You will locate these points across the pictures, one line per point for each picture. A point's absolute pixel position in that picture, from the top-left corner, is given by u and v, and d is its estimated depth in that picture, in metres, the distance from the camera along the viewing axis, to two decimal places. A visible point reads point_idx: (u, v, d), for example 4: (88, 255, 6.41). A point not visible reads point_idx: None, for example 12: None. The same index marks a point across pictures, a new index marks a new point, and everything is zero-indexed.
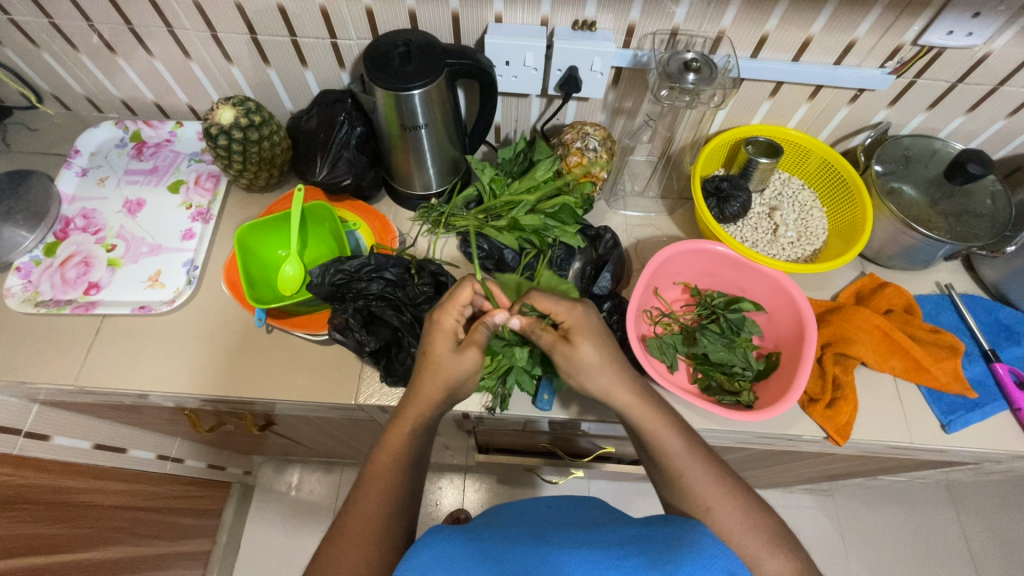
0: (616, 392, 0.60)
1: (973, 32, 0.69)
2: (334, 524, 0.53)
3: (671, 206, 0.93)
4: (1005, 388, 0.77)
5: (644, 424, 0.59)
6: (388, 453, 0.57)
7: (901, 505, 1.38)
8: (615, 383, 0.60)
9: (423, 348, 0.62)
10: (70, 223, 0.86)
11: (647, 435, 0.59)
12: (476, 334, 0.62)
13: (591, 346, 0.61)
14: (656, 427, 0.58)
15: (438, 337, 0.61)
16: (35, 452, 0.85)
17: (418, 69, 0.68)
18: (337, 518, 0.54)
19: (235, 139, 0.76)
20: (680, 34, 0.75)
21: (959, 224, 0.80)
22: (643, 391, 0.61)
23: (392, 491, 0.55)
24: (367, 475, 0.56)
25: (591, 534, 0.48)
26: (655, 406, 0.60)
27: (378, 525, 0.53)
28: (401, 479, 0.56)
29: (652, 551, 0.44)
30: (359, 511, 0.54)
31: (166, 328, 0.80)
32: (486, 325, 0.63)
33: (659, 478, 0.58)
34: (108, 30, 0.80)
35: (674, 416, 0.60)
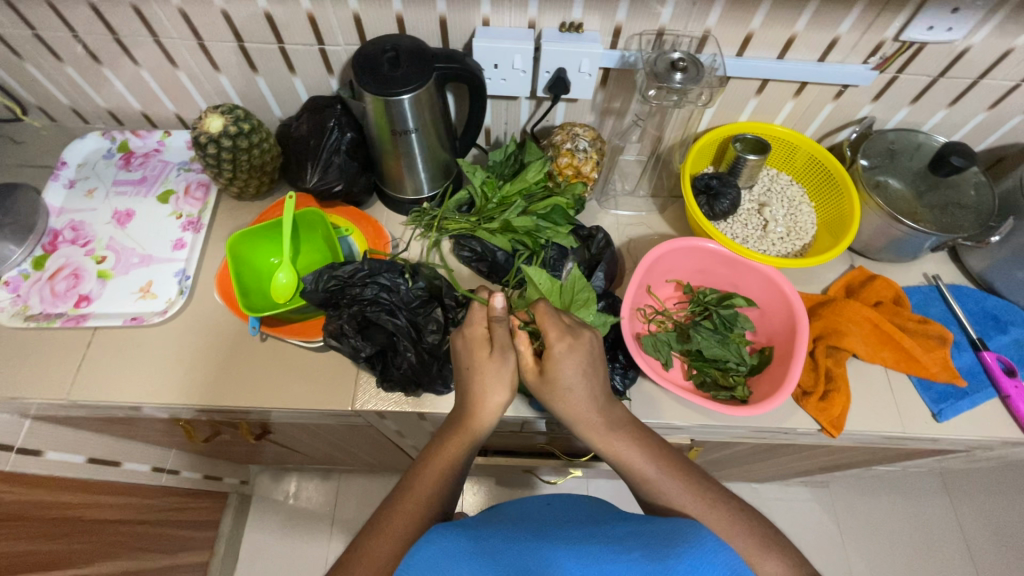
0: (582, 422, 0.59)
1: (953, 27, 0.71)
2: (356, 541, 0.51)
3: (662, 205, 0.94)
4: (994, 376, 0.78)
5: (609, 449, 0.59)
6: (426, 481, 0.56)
7: (896, 495, 1.40)
8: (577, 409, 0.58)
9: (464, 358, 0.61)
10: (58, 235, 0.85)
11: (616, 459, 0.59)
12: (496, 331, 0.59)
13: (570, 367, 0.58)
14: (623, 452, 0.58)
15: (474, 345, 0.60)
16: (27, 467, 0.84)
17: (407, 74, 0.68)
18: (362, 531, 0.52)
19: (225, 147, 0.76)
20: (667, 34, 0.76)
21: (943, 216, 0.81)
22: (615, 413, 0.60)
23: (425, 511, 0.53)
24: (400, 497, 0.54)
25: (590, 530, 0.49)
26: (625, 426, 0.60)
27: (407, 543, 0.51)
28: (435, 502, 0.54)
29: (651, 545, 0.45)
30: (387, 530, 0.51)
31: (160, 339, 0.79)
32: (495, 316, 0.59)
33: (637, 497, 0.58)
34: (93, 41, 0.80)
35: (647, 438, 0.60)
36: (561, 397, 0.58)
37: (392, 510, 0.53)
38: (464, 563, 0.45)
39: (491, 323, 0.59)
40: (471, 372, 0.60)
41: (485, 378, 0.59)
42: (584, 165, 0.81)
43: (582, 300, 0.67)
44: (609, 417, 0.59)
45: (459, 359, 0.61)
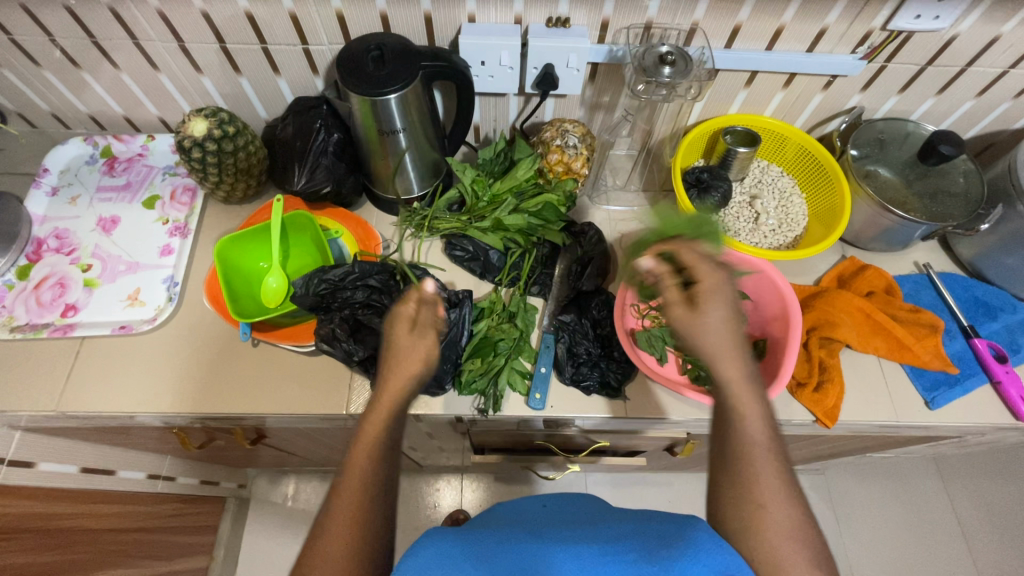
0: (721, 362, 0.53)
1: (940, 15, 0.70)
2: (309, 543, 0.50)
3: (654, 199, 0.93)
4: (985, 362, 0.79)
5: (737, 400, 0.53)
6: (365, 458, 0.54)
7: (890, 480, 1.41)
8: (728, 348, 0.53)
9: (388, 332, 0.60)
10: (42, 244, 0.84)
11: (732, 412, 0.53)
12: (424, 313, 0.60)
13: (718, 308, 0.54)
14: (748, 408, 0.53)
15: (397, 322, 0.59)
16: (19, 480, 0.83)
17: (392, 73, 0.67)
18: (316, 522, 0.51)
19: (209, 151, 0.75)
20: (654, 27, 0.75)
21: (935, 205, 0.82)
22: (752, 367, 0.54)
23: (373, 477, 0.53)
24: (341, 483, 0.53)
25: (587, 530, 0.49)
26: (757, 387, 0.54)
27: (360, 537, 0.50)
28: (379, 486, 0.53)
29: (644, 544, 0.45)
30: (335, 521, 0.51)
31: (150, 347, 0.78)
32: (426, 302, 0.60)
33: (719, 458, 0.53)
34: (70, 44, 0.78)
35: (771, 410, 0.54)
36: (710, 334, 0.53)
37: (338, 499, 0.52)
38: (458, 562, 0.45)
39: (416, 307, 0.60)
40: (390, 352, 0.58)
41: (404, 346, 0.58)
42: (575, 161, 0.80)
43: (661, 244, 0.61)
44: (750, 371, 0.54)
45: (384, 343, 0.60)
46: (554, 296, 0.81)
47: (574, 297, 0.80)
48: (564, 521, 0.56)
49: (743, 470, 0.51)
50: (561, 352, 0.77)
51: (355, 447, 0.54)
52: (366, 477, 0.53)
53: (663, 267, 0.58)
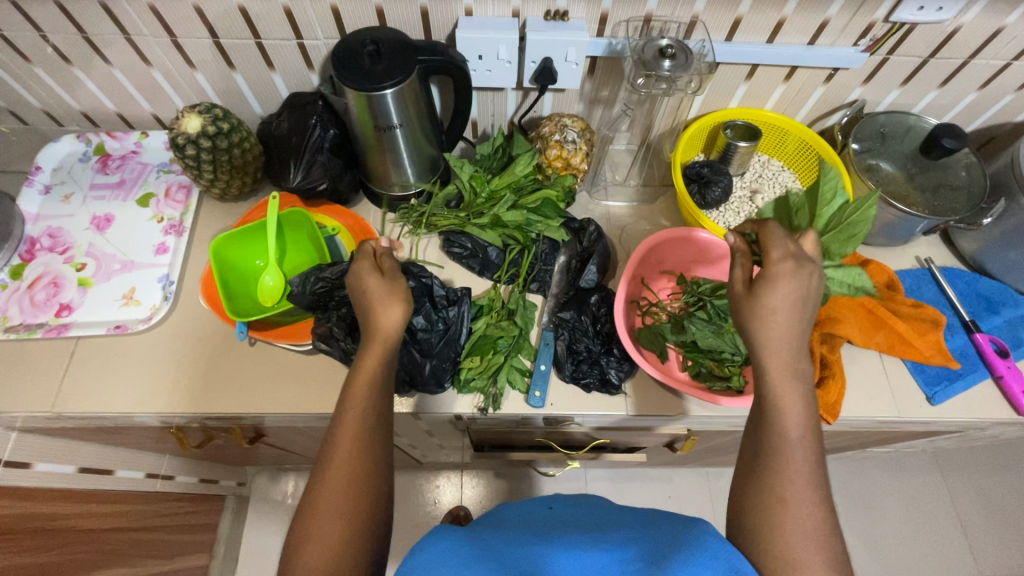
0: (769, 354, 0.52)
1: (942, 7, 0.70)
2: (311, 482, 0.53)
3: (654, 194, 0.92)
4: (987, 357, 0.79)
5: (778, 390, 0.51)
6: (359, 395, 0.56)
7: (890, 474, 1.42)
8: (778, 339, 0.52)
9: (360, 286, 0.61)
10: (35, 243, 0.83)
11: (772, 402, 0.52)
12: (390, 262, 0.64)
13: (780, 297, 0.52)
14: (789, 400, 0.51)
15: (365, 275, 0.61)
16: (16, 481, 0.82)
17: (388, 68, 0.66)
18: (316, 462, 0.54)
19: (204, 148, 0.74)
20: (654, 20, 0.74)
21: (936, 199, 0.81)
22: (802, 360, 0.53)
23: (367, 428, 0.55)
24: (338, 423, 0.56)
25: (594, 533, 0.49)
26: (802, 379, 0.52)
27: (357, 471, 0.53)
28: (373, 423, 0.56)
29: (651, 550, 0.45)
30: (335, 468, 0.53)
31: (146, 347, 0.77)
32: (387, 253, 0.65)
33: (751, 450, 0.53)
34: (61, 40, 0.77)
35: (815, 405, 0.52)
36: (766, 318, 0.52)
37: (337, 439, 0.55)
38: (464, 562, 0.45)
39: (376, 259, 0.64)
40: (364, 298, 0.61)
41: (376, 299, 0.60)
42: (574, 156, 0.79)
43: (796, 206, 0.67)
44: (797, 362, 0.52)
45: (356, 291, 0.62)
46: (553, 292, 0.81)
47: (574, 295, 0.79)
48: (571, 521, 0.56)
49: (775, 462, 0.50)
50: (561, 350, 0.76)
51: (348, 385, 0.57)
52: (361, 416, 0.56)
53: (742, 245, 0.57)
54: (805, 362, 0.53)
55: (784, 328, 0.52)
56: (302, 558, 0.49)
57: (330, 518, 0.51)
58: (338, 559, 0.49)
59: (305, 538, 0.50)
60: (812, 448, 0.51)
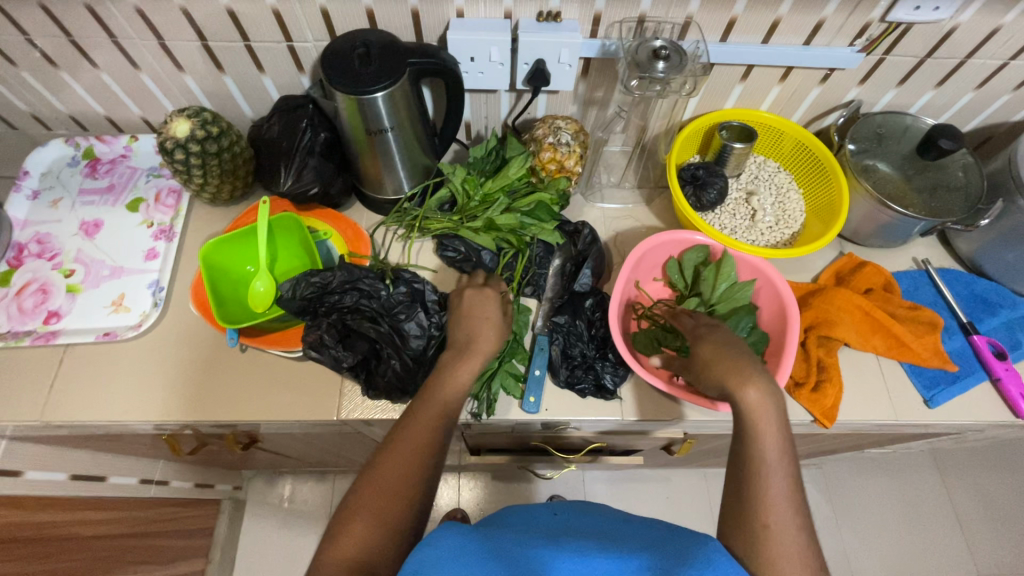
0: (740, 388, 0.56)
1: (939, 7, 0.69)
2: (367, 467, 0.56)
3: (649, 196, 0.92)
4: (985, 360, 0.78)
5: (750, 414, 0.55)
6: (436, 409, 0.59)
7: (889, 473, 1.41)
8: (738, 375, 0.57)
9: (473, 310, 0.68)
10: (23, 249, 0.82)
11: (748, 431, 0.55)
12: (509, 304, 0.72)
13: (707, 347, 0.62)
14: (767, 428, 0.54)
15: (478, 302, 0.69)
16: (6, 489, 0.81)
17: (378, 71, 0.65)
18: (378, 448, 0.58)
19: (193, 152, 0.73)
20: (648, 21, 0.73)
21: (933, 200, 0.80)
22: (773, 389, 0.56)
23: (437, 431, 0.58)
24: (405, 420, 0.59)
25: (603, 540, 0.49)
26: (776, 409, 0.55)
27: (412, 464, 0.56)
28: (436, 434, 0.58)
29: (656, 558, 0.45)
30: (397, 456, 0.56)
31: (136, 354, 0.76)
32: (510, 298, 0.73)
33: (735, 471, 0.54)
34: (48, 44, 0.76)
35: (791, 431, 0.55)
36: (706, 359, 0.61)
37: (401, 431, 0.58)
38: (463, 567, 0.43)
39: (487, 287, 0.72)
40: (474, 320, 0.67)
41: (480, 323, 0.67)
42: (568, 159, 0.79)
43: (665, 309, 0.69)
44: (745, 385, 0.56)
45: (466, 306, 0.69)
46: (547, 296, 0.80)
47: (567, 298, 0.79)
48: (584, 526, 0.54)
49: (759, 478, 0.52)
50: (556, 355, 0.75)
51: (431, 388, 0.60)
52: (429, 419, 0.58)
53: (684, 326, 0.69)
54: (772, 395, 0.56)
55: (740, 366, 0.58)
56: (347, 530, 0.52)
57: (381, 498, 0.53)
58: (378, 538, 0.51)
59: (353, 512, 0.53)
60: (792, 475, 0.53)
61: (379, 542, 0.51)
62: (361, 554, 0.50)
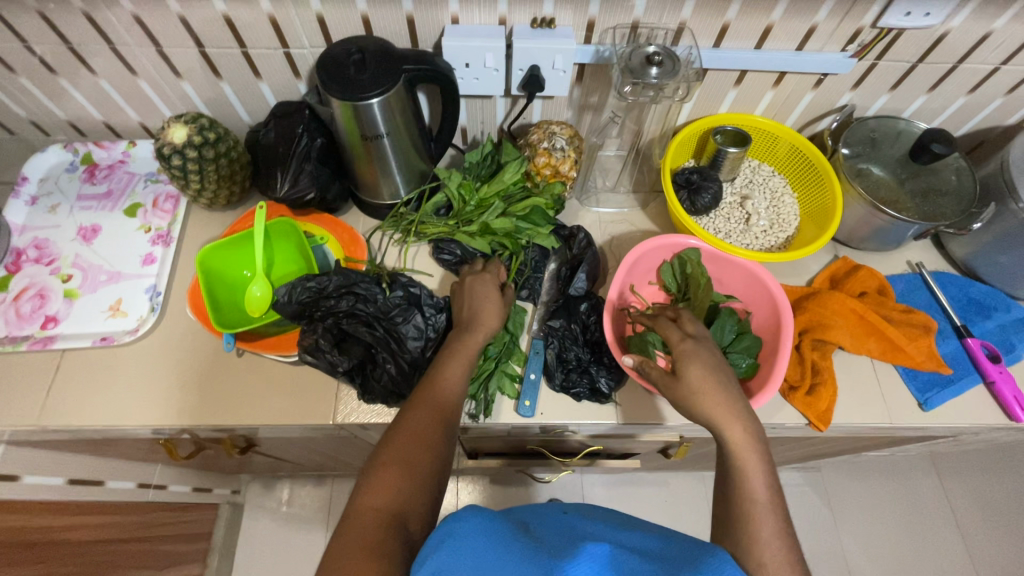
0: (730, 425, 0.56)
1: (931, 12, 0.69)
2: (392, 428, 0.57)
3: (644, 200, 0.92)
4: (979, 363, 0.78)
5: (736, 451, 0.55)
6: (454, 377, 0.62)
7: (887, 476, 1.41)
8: (726, 411, 0.56)
9: (479, 295, 0.70)
10: (21, 255, 0.82)
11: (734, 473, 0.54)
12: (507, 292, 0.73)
13: (698, 368, 0.59)
14: (751, 468, 0.54)
15: (482, 286, 0.71)
16: (4, 494, 0.81)
17: (374, 77, 0.66)
18: (404, 406, 0.60)
19: (190, 158, 0.73)
20: (641, 27, 0.74)
21: (926, 204, 0.81)
22: (755, 428, 0.56)
23: (451, 405, 0.60)
24: (430, 382, 0.61)
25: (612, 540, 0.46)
26: (759, 447, 0.55)
27: (440, 423, 0.58)
28: (449, 410, 0.60)
29: (666, 563, 0.42)
30: (414, 425, 0.57)
31: (133, 359, 0.77)
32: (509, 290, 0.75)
33: (722, 495, 0.55)
34: (46, 51, 0.76)
35: (774, 465, 0.55)
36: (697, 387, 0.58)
37: (425, 392, 0.60)
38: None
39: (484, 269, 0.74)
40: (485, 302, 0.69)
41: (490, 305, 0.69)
42: (563, 164, 0.79)
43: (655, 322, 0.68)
44: (747, 423, 0.56)
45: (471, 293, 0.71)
46: (543, 300, 0.81)
47: (564, 302, 0.79)
48: (589, 519, 0.51)
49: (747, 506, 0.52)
50: (551, 358, 0.76)
51: (441, 363, 0.63)
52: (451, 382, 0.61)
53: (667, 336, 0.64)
54: (761, 433, 0.56)
55: (723, 406, 0.57)
56: (377, 479, 0.52)
57: (410, 450, 0.54)
58: (410, 487, 0.52)
59: (383, 464, 0.53)
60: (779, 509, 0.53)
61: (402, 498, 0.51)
62: (394, 501, 0.50)
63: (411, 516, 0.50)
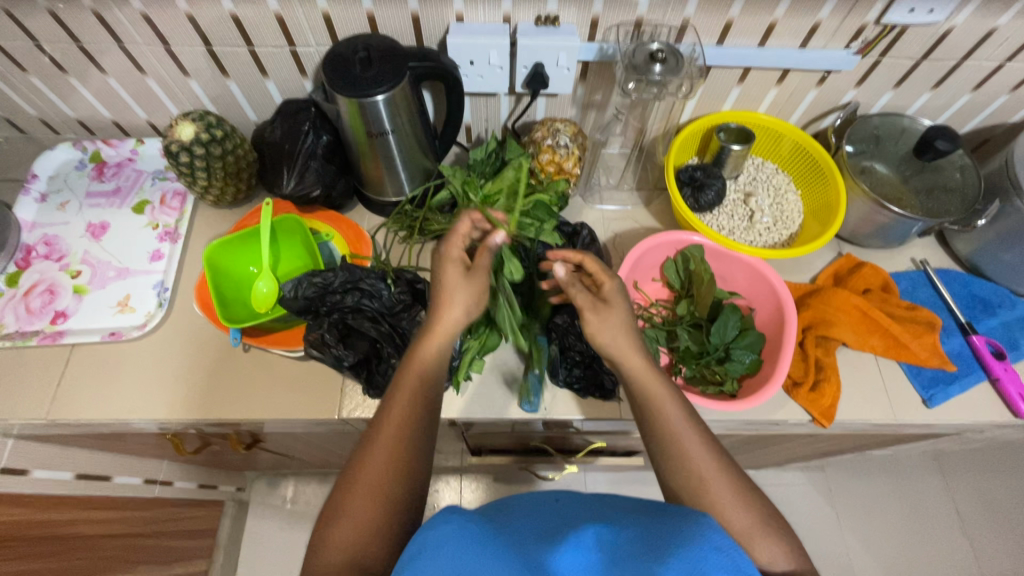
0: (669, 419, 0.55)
1: (934, 9, 0.69)
2: (345, 473, 0.52)
3: (648, 197, 0.93)
4: (984, 360, 0.78)
5: (682, 449, 0.53)
6: (409, 387, 0.56)
7: (892, 476, 1.41)
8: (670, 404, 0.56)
9: (439, 277, 0.62)
10: (31, 251, 0.83)
11: (686, 469, 0.52)
12: (481, 258, 0.62)
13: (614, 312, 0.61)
14: (694, 452, 0.53)
15: (448, 266, 0.62)
16: (13, 487, 0.82)
17: (380, 74, 0.66)
18: (361, 439, 0.54)
19: (197, 155, 0.74)
20: (645, 24, 0.74)
21: (930, 201, 0.81)
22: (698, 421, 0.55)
23: (411, 423, 0.54)
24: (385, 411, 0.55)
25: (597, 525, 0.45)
26: (708, 439, 0.54)
27: (395, 456, 0.52)
28: (411, 430, 0.54)
29: (646, 546, 0.40)
30: (371, 455, 0.52)
31: (140, 354, 0.78)
32: (489, 249, 0.63)
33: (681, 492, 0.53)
34: (56, 50, 0.77)
35: (730, 462, 0.53)
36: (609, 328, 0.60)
37: (380, 422, 0.54)
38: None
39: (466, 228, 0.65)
40: (438, 287, 0.61)
41: (453, 295, 0.60)
42: (566, 161, 0.79)
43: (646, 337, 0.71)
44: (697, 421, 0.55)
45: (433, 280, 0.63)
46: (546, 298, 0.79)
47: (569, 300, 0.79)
48: (581, 507, 0.50)
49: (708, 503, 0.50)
50: (554, 355, 0.76)
51: (400, 373, 0.57)
52: (408, 408, 0.55)
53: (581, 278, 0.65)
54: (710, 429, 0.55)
55: (681, 415, 0.55)
56: (334, 534, 0.48)
57: (363, 498, 0.50)
58: (375, 529, 0.49)
59: (340, 513, 0.49)
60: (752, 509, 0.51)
61: (368, 545, 0.48)
62: (351, 558, 0.47)
63: (372, 563, 0.47)
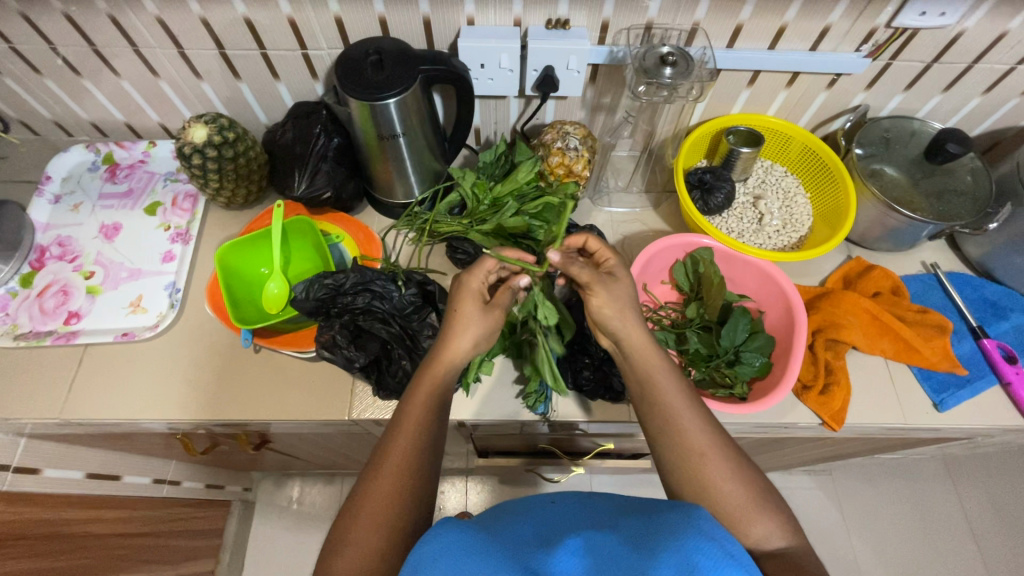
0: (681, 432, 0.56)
1: (946, 12, 0.69)
2: (351, 500, 0.52)
3: (656, 200, 0.93)
4: (995, 364, 0.78)
5: (699, 463, 0.54)
6: (416, 411, 0.57)
7: (900, 481, 1.40)
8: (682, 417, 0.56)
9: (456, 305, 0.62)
10: (45, 251, 0.84)
11: (702, 485, 0.53)
12: (501, 296, 0.66)
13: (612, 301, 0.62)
14: (714, 474, 0.53)
15: (467, 296, 0.62)
16: (25, 486, 0.83)
17: (390, 77, 0.67)
18: (367, 464, 0.54)
19: (210, 157, 0.75)
20: (655, 27, 0.74)
21: (941, 204, 0.81)
22: (715, 430, 0.56)
23: (419, 449, 0.55)
24: (391, 437, 0.55)
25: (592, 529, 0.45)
26: (725, 451, 0.55)
27: (401, 484, 0.52)
28: (417, 457, 0.54)
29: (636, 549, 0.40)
30: (378, 482, 0.52)
31: (152, 355, 0.78)
32: (511, 289, 0.67)
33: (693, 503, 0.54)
34: (71, 53, 0.78)
35: (746, 476, 0.54)
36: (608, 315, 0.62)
37: (387, 448, 0.54)
38: None
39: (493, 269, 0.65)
40: (453, 315, 0.61)
41: (468, 327, 0.61)
42: (576, 163, 0.79)
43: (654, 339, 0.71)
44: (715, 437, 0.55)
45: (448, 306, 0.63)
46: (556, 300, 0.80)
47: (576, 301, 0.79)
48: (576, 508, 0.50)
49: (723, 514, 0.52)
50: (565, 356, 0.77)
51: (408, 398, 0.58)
52: (414, 433, 0.55)
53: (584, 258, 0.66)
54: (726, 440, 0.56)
55: (696, 433, 0.55)
56: (338, 561, 0.48)
57: (370, 526, 0.50)
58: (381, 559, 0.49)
59: (346, 540, 0.50)
60: (762, 521, 0.52)
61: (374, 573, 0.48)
62: None
63: None
